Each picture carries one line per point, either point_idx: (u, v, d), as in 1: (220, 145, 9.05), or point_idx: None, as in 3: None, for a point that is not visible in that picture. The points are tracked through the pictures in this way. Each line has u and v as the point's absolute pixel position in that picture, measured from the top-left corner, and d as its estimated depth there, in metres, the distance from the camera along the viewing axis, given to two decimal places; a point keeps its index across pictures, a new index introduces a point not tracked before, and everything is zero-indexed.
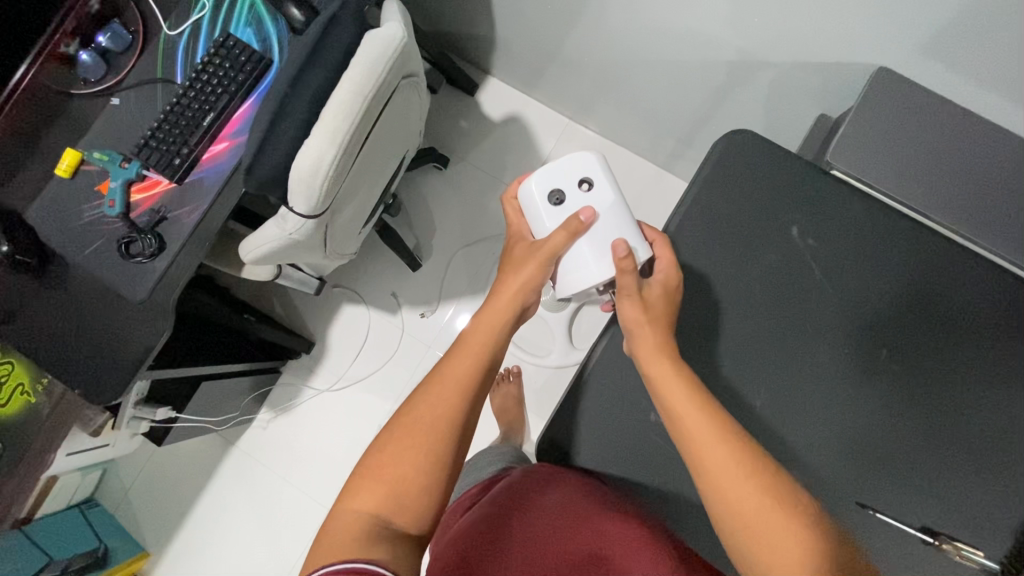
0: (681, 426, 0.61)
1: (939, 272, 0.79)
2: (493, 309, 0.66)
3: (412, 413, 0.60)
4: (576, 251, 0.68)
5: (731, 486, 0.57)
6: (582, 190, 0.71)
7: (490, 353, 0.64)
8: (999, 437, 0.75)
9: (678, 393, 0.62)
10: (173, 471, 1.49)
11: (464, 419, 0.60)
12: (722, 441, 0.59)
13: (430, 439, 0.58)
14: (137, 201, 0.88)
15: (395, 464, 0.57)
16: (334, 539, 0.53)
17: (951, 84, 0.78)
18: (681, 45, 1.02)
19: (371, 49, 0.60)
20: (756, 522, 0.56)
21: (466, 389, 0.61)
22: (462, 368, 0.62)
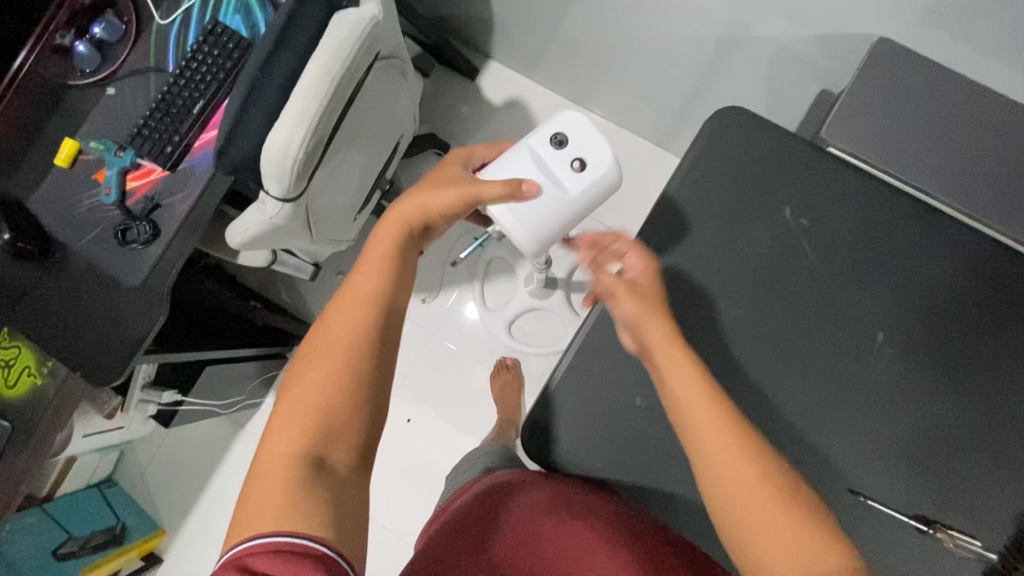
0: (688, 413, 0.59)
1: (937, 252, 0.76)
2: (387, 232, 0.63)
3: (321, 341, 0.59)
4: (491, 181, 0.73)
5: (737, 477, 0.55)
6: (575, 161, 0.75)
7: (397, 270, 0.62)
8: (999, 424, 0.72)
9: (687, 382, 0.60)
10: (187, 453, 1.54)
11: (379, 333, 0.59)
12: (740, 449, 0.56)
13: (345, 365, 0.57)
14: (133, 188, 0.90)
15: (313, 394, 0.56)
16: (265, 489, 0.51)
17: (955, 53, 0.74)
18: (677, 21, 0.99)
19: (340, 29, 0.60)
20: (756, 513, 0.54)
21: (373, 307, 0.59)
22: (366, 288, 0.60)
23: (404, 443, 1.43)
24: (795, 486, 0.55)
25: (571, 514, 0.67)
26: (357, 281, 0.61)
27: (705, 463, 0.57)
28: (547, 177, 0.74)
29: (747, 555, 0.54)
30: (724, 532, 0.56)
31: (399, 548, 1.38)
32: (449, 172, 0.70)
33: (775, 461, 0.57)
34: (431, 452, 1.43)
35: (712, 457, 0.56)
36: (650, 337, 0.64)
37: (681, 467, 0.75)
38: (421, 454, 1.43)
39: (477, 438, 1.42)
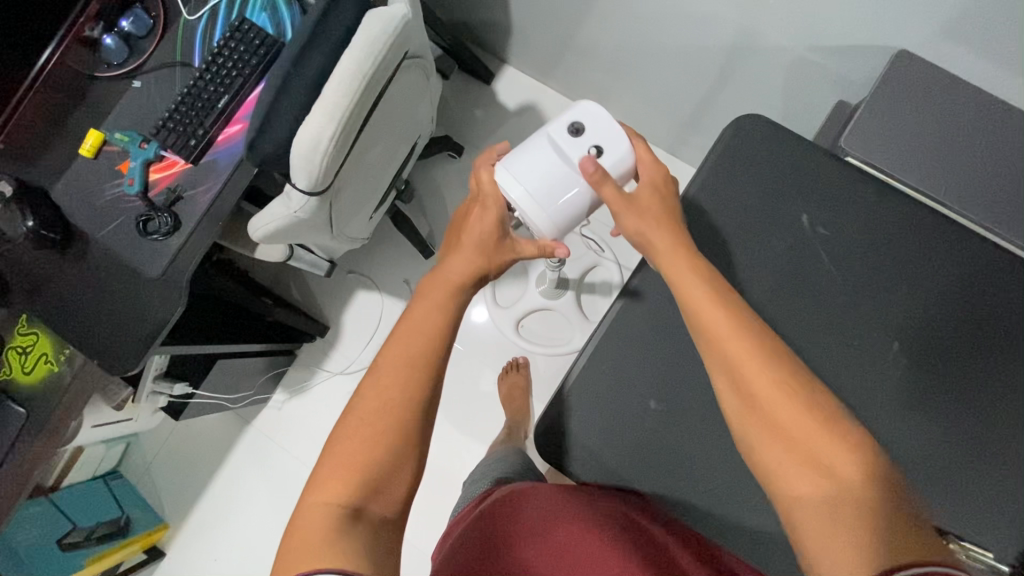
0: (715, 343, 0.56)
1: (952, 264, 0.76)
2: (433, 295, 0.63)
3: (365, 401, 0.58)
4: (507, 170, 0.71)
5: (765, 397, 0.53)
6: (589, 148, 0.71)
7: (444, 336, 0.61)
8: (1015, 437, 0.72)
9: (712, 310, 0.57)
10: (193, 447, 1.54)
11: (430, 390, 0.59)
12: (744, 341, 0.54)
13: (388, 427, 0.56)
14: (155, 179, 0.91)
15: (355, 450, 0.56)
16: (305, 535, 0.51)
17: (976, 68, 0.75)
18: (697, 29, 1.00)
19: (372, 27, 0.61)
20: (789, 433, 0.52)
21: (420, 372, 0.59)
22: (412, 352, 0.59)
23: None
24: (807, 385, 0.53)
25: (593, 526, 0.66)
26: (403, 345, 0.60)
27: (731, 384, 0.55)
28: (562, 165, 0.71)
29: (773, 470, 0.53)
30: (734, 427, 0.56)
31: (402, 547, 1.38)
32: (476, 223, 0.69)
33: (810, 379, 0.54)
34: (437, 452, 1.43)
35: (740, 380, 0.54)
36: (672, 271, 0.61)
37: (694, 472, 0.76)
38: (427, 454, 1.43)
39: (483, 441, 1.42)
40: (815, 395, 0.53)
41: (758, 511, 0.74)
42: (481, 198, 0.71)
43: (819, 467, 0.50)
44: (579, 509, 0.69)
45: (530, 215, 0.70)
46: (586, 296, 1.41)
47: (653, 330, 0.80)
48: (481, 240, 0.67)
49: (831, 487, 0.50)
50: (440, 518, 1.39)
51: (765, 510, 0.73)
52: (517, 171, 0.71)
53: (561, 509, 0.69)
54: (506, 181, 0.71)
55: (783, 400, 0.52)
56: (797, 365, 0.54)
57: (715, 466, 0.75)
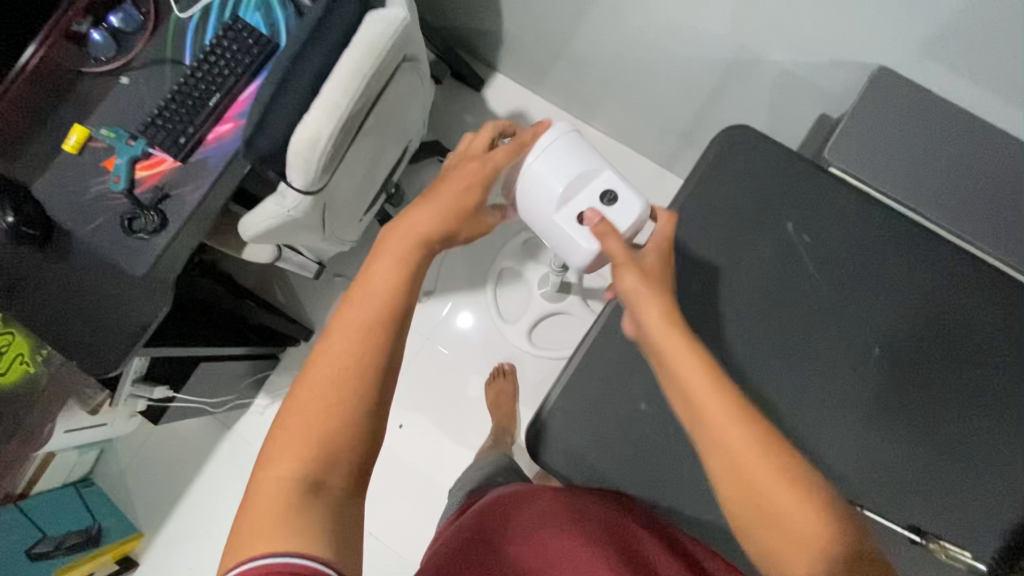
0: (699, 408, 0.53)
1: (931, 272, 0.79)
2: (389, 254, 0.60)
3: (315, 370, 0.55)
4: (542, 157, 0.73)
5: (768, 493, 0.49)
6: (590, 214, 0.73)
7: (399, 297, 0.58)
8: (991, 439, 0.75)
9: (713, 406, 0.52)
10: (170, 453, 1.50)
11: (388, 353, 0.57)
12: (723, 407, 0.52)
13: (342, 393, 0.54)
14: (142, 177, 0.89)
15: (309, 424, 0.53)
16: (260, 516, 0.50)
17: (952, 85, 0.79)
18: (686, 42, 1.02)
19: (372, 30, 0.62)
20: (787, 530, 0.49)
21: (374, 336, 0.56)
22: (366, 316, 0.57)
23: (397, 451, 1.42)
24: (788, 459, 0.50)
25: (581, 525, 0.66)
26: (355, 309, 0.57)
27: (715, 450, 0.52)
28: (564, 189, 0.73)
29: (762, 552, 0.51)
30: (718, 491, 0.53)
31: (385, 555, 1.36)
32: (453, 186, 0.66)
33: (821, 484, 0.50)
34: (422, 458, 1.42)
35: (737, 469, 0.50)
36: (663, 340, 0.56)
37: (684, 474, 0.77)
38: (413, 460, 1.41)
39: (470, 448, 1.41)
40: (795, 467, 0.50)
41: None
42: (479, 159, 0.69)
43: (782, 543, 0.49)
44: (568, 507, 0.69)
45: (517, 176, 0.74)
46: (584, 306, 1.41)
47: None
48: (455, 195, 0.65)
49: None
50: (425, 526, 1.38)
51: None
52: (553, 143, 0.74)
53: (548, 507, 0.69)
54: (535, 154, 0.73)
55: (768, 476, 0.50)
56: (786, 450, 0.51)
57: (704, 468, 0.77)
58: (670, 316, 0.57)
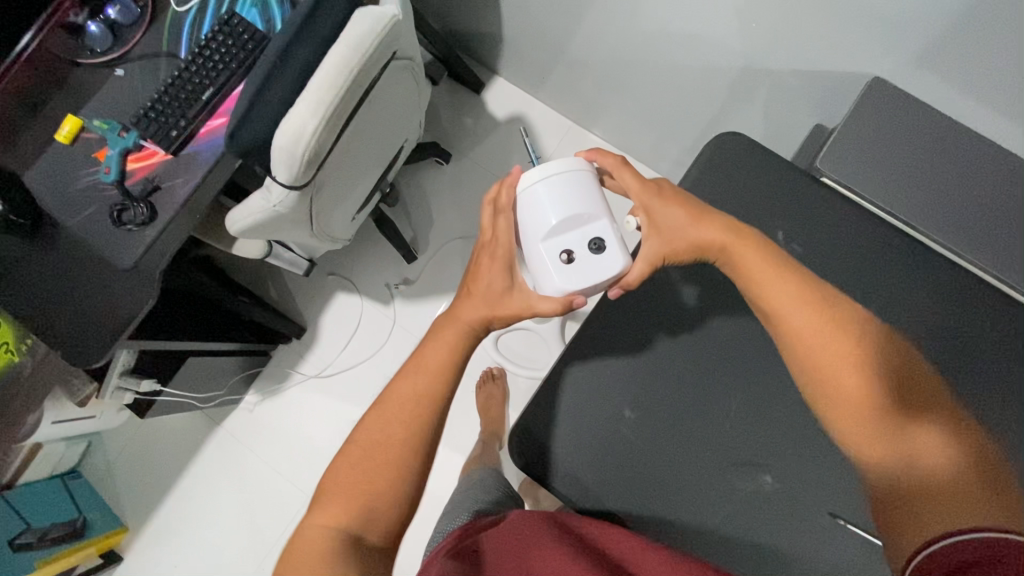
0: (782, 320, 0.62)
1: (918, 286, 0.79)
2: (444, 335, 0.65)
3: (370, 433, 0.61)
4: (541, 186, 0.65)
5: (823, 358, 0.59)
6: (570, 253, 0.65)
7: (449, 374, 0.64)
8: None
9: (769, 279, 0.63)
10: (157, 448, 1.49)
11: (433, 426, 0.62)
12: (808, 310, 0.60)
13: (389, 461, 0.59)
14: (133, 169, 0.89)
15: (358, 481, 0.59)
16: (303, 558, 0.54)
17: (946, 97, 0.78)
18: (682, 48, 1.02)
19: (360, 25, 0.62)
20: (842, 402, 0.57)
21: (423, 408, 0.62)
22: (418, 390, 0.62)
23: None
24: (871, 358, 0.58)
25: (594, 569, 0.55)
26: (411, 380, 0.63)
27: (803, 364, 0.60)
28: (555, 220, 0.65)
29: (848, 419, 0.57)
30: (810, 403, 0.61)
31: None
32: (488, 261, 0.66)
33: (901, 361, 0.58)
34: None
35: (798, 342, 0.60)
36: (743, 260, 0.64)
37: (666, 482, 0.76)
38: None
39: (458, 451, 1.40)
40: (872, 361, 0.57)
41: (725, 522, 0.74)
42: (490, 247, 0.66)
43: (862, 424, 0.56)
44: (574, 549, 0.59)
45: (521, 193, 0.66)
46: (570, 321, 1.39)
47: (631, 341, 0.81)
48: (488, 283, 0.64)
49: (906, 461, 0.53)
50: (413, 528, 1.37)
51: (734, 523, 0.74)
52: (563, 172, 0.66)
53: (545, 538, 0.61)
54: (536, 175, 0.66)
55: (847, 372, 0.57)
56: (862, 338, 0.58)
57: (685, 476, 0.76)
58: (755, 250, 0.64)
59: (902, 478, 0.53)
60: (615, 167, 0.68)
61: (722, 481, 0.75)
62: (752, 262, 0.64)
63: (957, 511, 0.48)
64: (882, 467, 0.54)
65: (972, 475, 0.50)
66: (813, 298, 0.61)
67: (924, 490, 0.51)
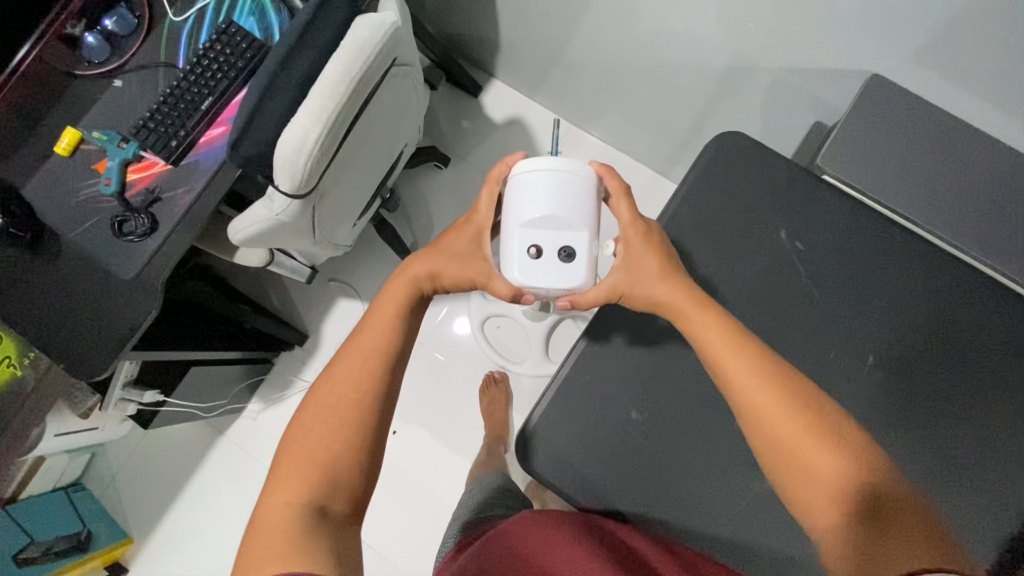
0: (740, 391, 0.60)
1: (926, 284, 0.79)
2: (391, 295, 0.69)
3: (322, 399, 0.62)
4: (538, 181, 0.65)
5: (786, 432, 0.57)
6: (540, 249, 0.66)
7: (398, 333, 0.67)
8: (987, 451, 0.74)
9: (726, 348, 0.62)
10: (160, 458, 1.49)
11: (386, 384, 0.64)
12: (766, 381, 0.59)
13: (348, 422, 0.61)
14: (133, 180, 0.89)
15: (315, 449, 0.59)
16: (265, 534, 0.53)
17: (948, 94, 0.78)
18: (679, 49, 1.02)
19: (360, 33, 0.62)
20: (807, 474, 0.56)
21: (375, 366, 0.64)
22: (369, 349, 0.65)
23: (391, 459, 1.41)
24: (830, 426, 0.57)
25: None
26: (362, 344, 0.66)
27: (765, 437, 0.58)
28: (539, 213, 0.65)
29: (814, 491, 0.55)
30: (767, 471, 0.59)
31: (376, 562, 1.35)
32: (453, 238, 0.72)
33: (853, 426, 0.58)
34: (415, 466, 1.41)
35: (758, 418, 0.58)
36: (698, 327, 0.64)
37: (675, 484, 0.76)
38: (407, 468, 1.40)
39: (461, 455, 1.40)
40: (834, 432, 0.56)
41: (737, 524, 0.74)
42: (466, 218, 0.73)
43: (821, 499, 0.55)
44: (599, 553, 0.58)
45: (518, 180, 0.67)
46: (566, 321, 1.39)
47: (637, 342, 0.81)
48: (448, 249, 0.71)
49: (866, 534, 0.54)
50: (420, 534, 1.37)
51: (745, 524, 0.74)
52: (570, 174, 0.66)
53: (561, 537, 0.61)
54: (540, 167, 0.66)
55: (814, 449, 0.56)
56: (819, 406, 0.58)
57: (695, 477, 0.76)
58: (709, 313, 0.64)
59: (866, 544, 0.53)
60: (616, 193, 0.70)
61: (731, 482, 0.75)
62: (709, 327, 0.63)
63: (902, 557, 0.52)
64: (842, 546, 0.54)
65: (914, 525, 0.55)
66: (769, 366, 0.60)
67: (881, 532, 0.54)
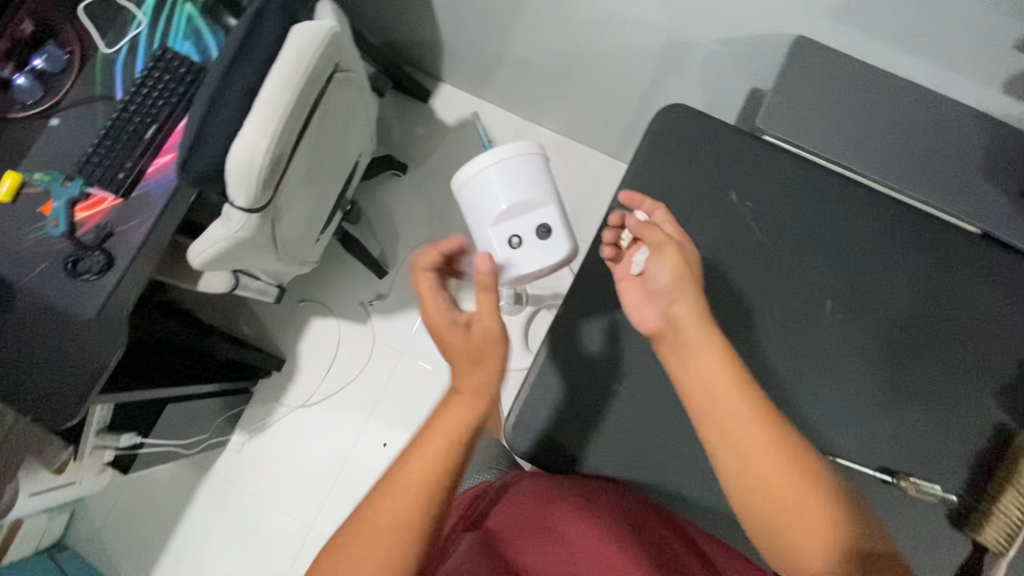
0: (723, 421, 0.62)
1: (873, 227, 0.84)
2: (461, 403, 0.61)
3: (375, 514, 0.56)
4: (489, 174, 0.79)
5: (762, 469, 0.59)
6: (518, 238, 0.79)
7: (461, 447, 0.59)
8: (942, 375, 0.79)
9: (716, 381, 0.63)
10: (146, 504, 1.44)
11: (441, 506, 0.57)
12: (750, 417, 0.61)
13: (396, 544, 0.55)
14: (83, 219, 0.87)
15: (356, 570, 0.54)
16: None
17: (870, 49, 0.83)
18: (616, 32, 1.05)
19: (299, 41, 0.63)
20: (786, 509, 0.58)
21: (438, 485, 0.57)
22: (433, 465, 0.58)
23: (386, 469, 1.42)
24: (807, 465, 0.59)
25: None
26: (422, 459, 0.58)
27: (740, 467, 0.60)
28: (504, 205, 0.79)
29: (800, 543, 0.57)
30: (739, 505, 0.61)
31: None
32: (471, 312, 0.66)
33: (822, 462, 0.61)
34: None
35: (736, 445, 0.60)
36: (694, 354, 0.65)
37: (663, 447, 0.78)
38: None
39: None
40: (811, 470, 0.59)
41: None
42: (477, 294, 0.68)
43: (794, 534, 0.57)
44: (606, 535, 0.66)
45: (475, 181, 0.80)
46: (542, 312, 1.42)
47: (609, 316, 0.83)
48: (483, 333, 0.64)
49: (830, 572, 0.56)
50: None
51: None
52: (508, 159, 0.80)
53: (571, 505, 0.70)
54: (487, 165, 0.79)
55: (789, 485, 0.58)
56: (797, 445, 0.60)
57: (682, 438, 0.78)
58: (704, 344, 0.65)
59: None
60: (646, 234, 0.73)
61: None
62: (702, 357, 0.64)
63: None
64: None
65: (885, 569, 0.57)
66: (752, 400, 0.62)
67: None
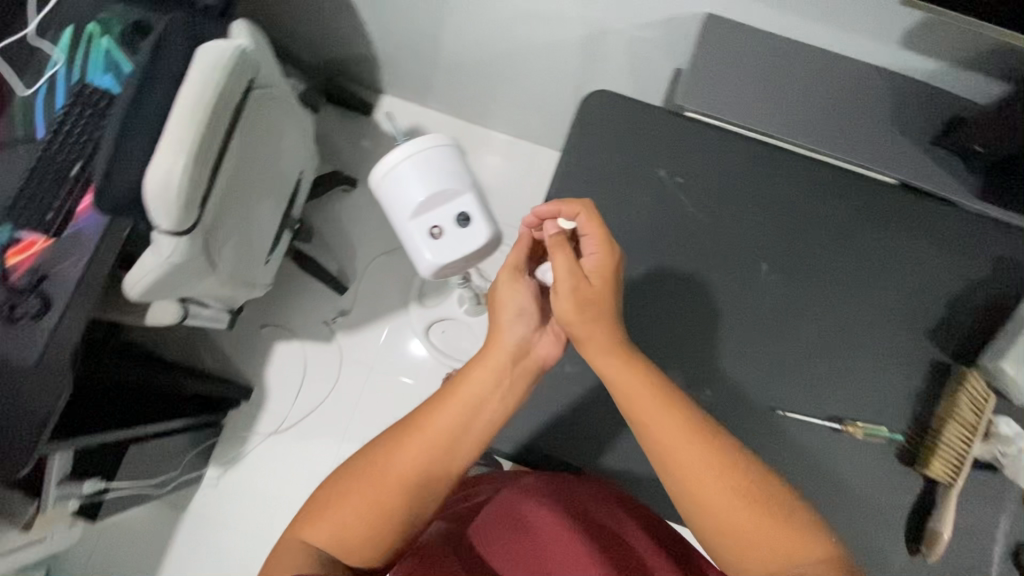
0: (664, 448, 0.65)
1: (798, 189, 0.87)
2: (460, 399, 0.68)
3: (371, 480, 0.65)
4: (402, 171, 0.89)
5: (701, 485, 0.64)
6: (439, 227, 0.92)
7: (455, 440, 0.67)
8: (878, 321, 0.83)
9: (653, 412, 0.66)
10: (124, 552, 1.40)
11: (431, 488, 0.66)
12: (687, 438, 0.65)
13: (385, 508, 0.65)
14: (14, 264, 0.84)
15: (347, 519, 0.65)
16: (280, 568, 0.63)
17: (776, 20, 0.87)
18: (540, 28, 1.08)
19: (205, 62, 0.63)
20: (724, 517, 0.63)
21: (431, 469, 0.66)
22: (427, 451, 0.66)
23: None
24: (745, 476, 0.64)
25: None
26: (419, 447, 0.66)
27: (683, 485, 0.65)
28: (420, 199, 0.90)
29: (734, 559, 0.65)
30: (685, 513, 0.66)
31: None
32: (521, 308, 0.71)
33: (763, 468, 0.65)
34: None
35: (673, 467, 0.65)
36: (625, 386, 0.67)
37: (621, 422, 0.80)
38: None
39: None
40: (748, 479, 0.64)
41: None
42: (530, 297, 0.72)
43: (736, 537, 0.63)
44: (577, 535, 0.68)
45: (390, 175, 0.90)
46: None
47: None
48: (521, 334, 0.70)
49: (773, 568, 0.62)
50: None
51: None
52: (421, 153, 0.89)
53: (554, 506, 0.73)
54: (399, 160, 0.89)
55: (725, 496, 0.63)
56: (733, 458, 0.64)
57: None
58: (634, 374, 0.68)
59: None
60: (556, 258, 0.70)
61: None
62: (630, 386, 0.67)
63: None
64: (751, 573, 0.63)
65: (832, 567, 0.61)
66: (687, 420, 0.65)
67: None
